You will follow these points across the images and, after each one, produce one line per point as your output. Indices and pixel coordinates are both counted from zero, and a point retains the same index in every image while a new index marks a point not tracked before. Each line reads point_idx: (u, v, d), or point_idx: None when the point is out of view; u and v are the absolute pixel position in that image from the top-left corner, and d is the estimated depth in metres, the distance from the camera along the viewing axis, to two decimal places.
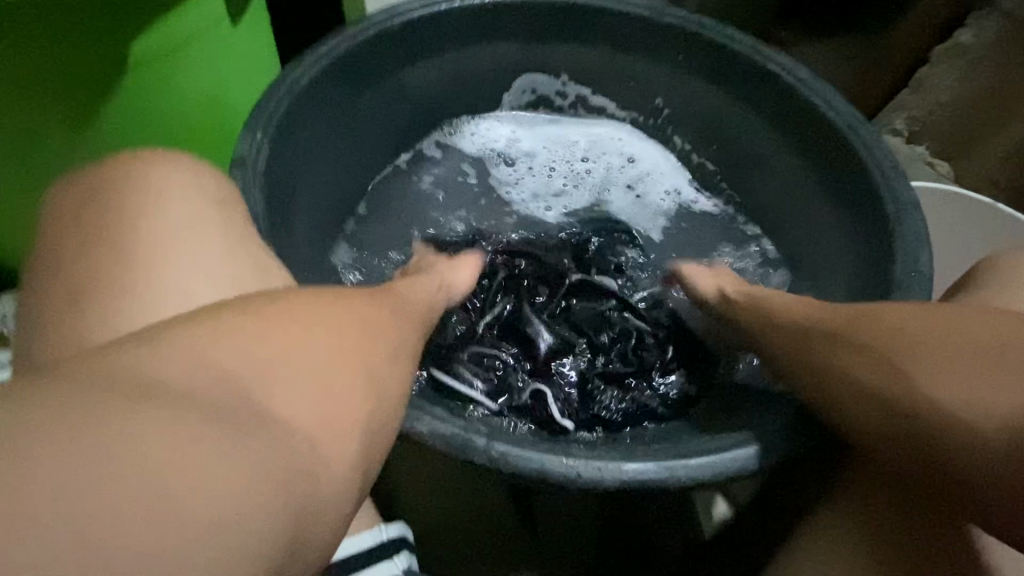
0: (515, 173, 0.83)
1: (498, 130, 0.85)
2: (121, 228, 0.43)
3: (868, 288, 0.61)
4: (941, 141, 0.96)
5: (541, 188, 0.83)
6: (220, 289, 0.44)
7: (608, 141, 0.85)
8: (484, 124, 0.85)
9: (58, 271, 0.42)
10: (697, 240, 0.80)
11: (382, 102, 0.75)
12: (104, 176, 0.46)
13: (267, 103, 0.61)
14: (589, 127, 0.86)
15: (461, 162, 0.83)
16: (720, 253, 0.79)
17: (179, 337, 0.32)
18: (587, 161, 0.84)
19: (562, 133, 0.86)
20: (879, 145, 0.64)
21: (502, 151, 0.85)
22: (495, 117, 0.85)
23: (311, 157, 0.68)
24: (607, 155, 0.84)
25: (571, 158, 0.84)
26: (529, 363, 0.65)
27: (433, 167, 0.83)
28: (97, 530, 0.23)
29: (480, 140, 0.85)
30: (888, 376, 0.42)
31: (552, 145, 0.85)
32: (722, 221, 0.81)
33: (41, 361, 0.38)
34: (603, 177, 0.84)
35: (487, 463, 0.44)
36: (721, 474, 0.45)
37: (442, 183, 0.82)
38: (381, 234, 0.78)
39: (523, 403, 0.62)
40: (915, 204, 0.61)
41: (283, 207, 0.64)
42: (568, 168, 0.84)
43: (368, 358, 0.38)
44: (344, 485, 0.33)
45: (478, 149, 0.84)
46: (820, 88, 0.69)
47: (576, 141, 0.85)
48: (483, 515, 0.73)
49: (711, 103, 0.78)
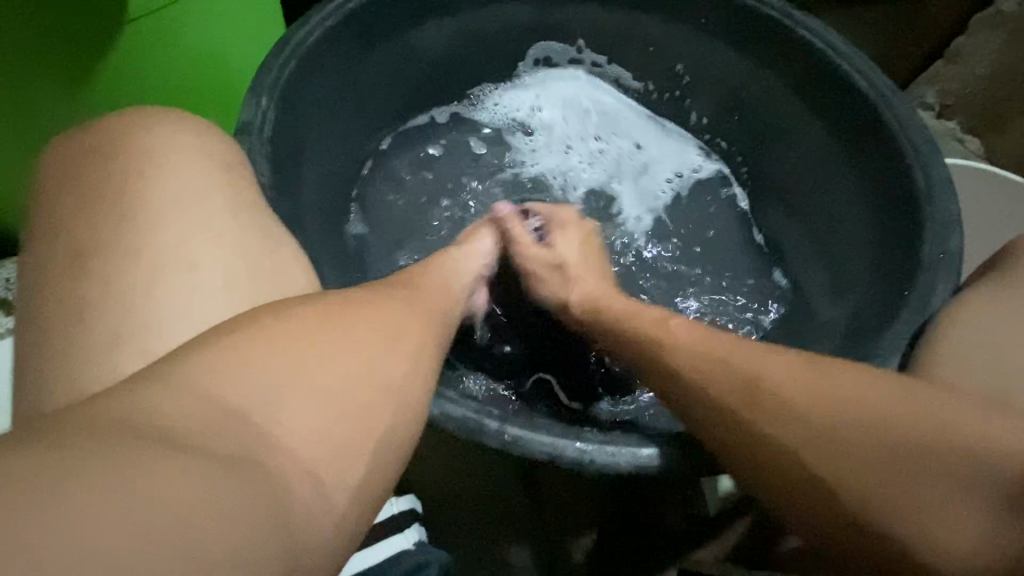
0: (529, 143, 0.82)
1: (523, 99, 0.83)
2: (124, 190, 0.42)
3: (896, 270, 0.59)
4: (972, 116, 0.93)
5: (551, 163, 0.81)
6: (225, 254, 0.43)
7: (621, 118, 0.83)
8: (508, 92, 0.83)
9: (58, 232, 0.41)
10: (707, 224, 0.79)
11: (393, 66, 0.72)
12: (108, 138, 0.45)
13: (273, 62, 0.58)
14: (605, 99, 0.83)
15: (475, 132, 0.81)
16: (730, 240, 0.78)
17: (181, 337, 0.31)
18: (602, 137, 0.83)
19: (581, 105, 0.83)
20: (913, 118, 0.61)
21: (521, 121, 0.82)
22: (509, 84, 0.83)
23: (323, 121, 0.65)
24: (622, 130, 0.83)
25: (588, 133, 0.83)
26: (527, 355, 0.63)
27: (446, 137, 0.80)
28: None
29: (503, 109, 0.83)
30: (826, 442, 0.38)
31: (566, 118, 0.83)
32: (731, 205, 0.80)
33: (41, 324, 0.38)
34: (616, 156, 0.82)
35: (500, 448, 0.42)
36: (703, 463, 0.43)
37: (460, 153, 0.80)
38: (392, 216, 0.74)
39: (528, 393, 0.61)
40: (946, 181, 0.58)
41: (293, 170, 0.60)
42: (584, 141, 0.82)
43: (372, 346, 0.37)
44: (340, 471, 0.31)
45: (491, 118, 0.82)
46: (854, 56, 0.65)
47: (596, 116, 0.83)
48: (494, 490, 0.73)
49: (733, 71, 0.74)
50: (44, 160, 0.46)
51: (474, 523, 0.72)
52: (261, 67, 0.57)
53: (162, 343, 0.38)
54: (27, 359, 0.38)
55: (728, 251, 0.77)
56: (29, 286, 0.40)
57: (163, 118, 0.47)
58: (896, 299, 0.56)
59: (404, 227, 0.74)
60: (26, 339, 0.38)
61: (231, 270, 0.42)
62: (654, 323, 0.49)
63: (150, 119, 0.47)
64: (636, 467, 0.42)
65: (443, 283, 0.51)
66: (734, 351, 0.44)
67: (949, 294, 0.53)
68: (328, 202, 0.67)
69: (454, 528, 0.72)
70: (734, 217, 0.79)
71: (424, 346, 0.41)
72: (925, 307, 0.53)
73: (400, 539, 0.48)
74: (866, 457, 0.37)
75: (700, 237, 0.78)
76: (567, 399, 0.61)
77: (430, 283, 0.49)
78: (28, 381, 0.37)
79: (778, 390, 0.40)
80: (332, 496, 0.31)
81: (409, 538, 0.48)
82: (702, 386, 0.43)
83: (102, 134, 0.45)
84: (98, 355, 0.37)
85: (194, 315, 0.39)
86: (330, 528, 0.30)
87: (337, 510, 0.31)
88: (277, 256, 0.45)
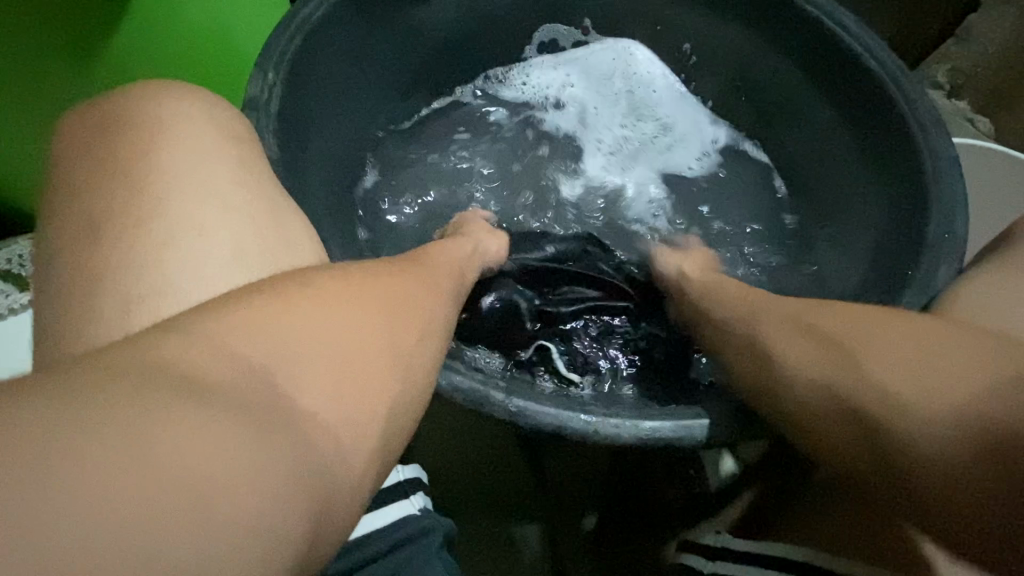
0: (553, 120, 0.83)
1: (550, 75, 0.83)
2: (134, 166, 0.43)
3: (899, 250, 0.59)
4: (982, 96, 0.92)
5: (565, 145, 0.81)
6: (236, 228, 0.43)
7: (651, 98, 0.82)
8: (533, 68, 0.83)
9: (70, 206, 0.42)
10: (726, 207, 0.78)
11: (398, 45, 0.72)
12: (117, 115, 0.45)
13: (280, 41, 0.58)
14: (623, 77, 0.82)
15: (495, 112, 0.82)
16: (746, 222, 0.77)
17: (196, 315, 0.32)
18: (628, 118, 0.83)
19: (610, 84, 0.83)
20: (922, 98, 0.61)
21: (546, 97, 0.83)
22: (526, 66, 0.83)
23: (329, 100, 0.66)
24: (639, 109, 0.82)
25: (614, 112, 0.83)
26: (555, 318, 0.64)
27: (463, 121, 0.81)
28: (101, 476, 0.23)
29: (527, 85, 0.83)
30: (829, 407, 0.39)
31: (584, 100, 0.83)
32: (754, 185, 0.79)
33: (57, 297, 0.39)
34: (642, 137, 0.82)
35: (507, 419, 0.43)
36: (714, 437, 0.44)
37: (480, 130, 0.81)
38: (412, 189, 0.77)
39: (530, 360, 0.60)
40: (953, 159, 0.58)
41: (300, 150, 0.61)
42: (609, 122, 0.82)
43: (381, 321, 0.38)
44: (353, 437, 0.32)
45: (508, 101, 0.83)
46: (863, 34, 0.64)
47: (623, 96, 0.83)
48: (497, 467, 0.75)
49: (742, 50, 0.74)
50: (56, 132, 0.46)
51: (477, 498, 0.74)
52: (268, 46, 0.57)
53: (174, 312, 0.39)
54: (43, 325, 0.38)
55: (743, 235, 0.77)
56: (45, 256, 0.41)
57: (170, 96, 0.47)
58: (899, 277, 0.56)
59: (422, 201, 0.76)
60: (42, 306, 0.39)
61: (239, 241, 0.43)
62: None
63: (159, 92, 0.47)
64: (640, 439, 0.43)
65: (453, 260, 0.51)
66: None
67: (954, 273, 0.53)
68: (335, 180, 0.67)
69: (458, 502, 0.73)
70: (761, 196, 0.78)
71: (431, 323, 0.41)
72: (929, 286, 0.52)
73: (404, 504, 0.44)
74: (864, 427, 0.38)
75: (715, 219, 0.77)
76: (567, 369, 0.60)
77: (438, 260, 0.49)
78: (47, 351, 0.38)
79: None
80: (347, 457, 0.32)
81: (415, 504, 0.44)
82: None
83: (111, 112, 0.46)
84: (112, 322, 0.37)
85: (208, 287, 0.40)
86: (341, 491, 0.31)
87: (351, 474, 0.32)
88: (287, 231, 0.46)
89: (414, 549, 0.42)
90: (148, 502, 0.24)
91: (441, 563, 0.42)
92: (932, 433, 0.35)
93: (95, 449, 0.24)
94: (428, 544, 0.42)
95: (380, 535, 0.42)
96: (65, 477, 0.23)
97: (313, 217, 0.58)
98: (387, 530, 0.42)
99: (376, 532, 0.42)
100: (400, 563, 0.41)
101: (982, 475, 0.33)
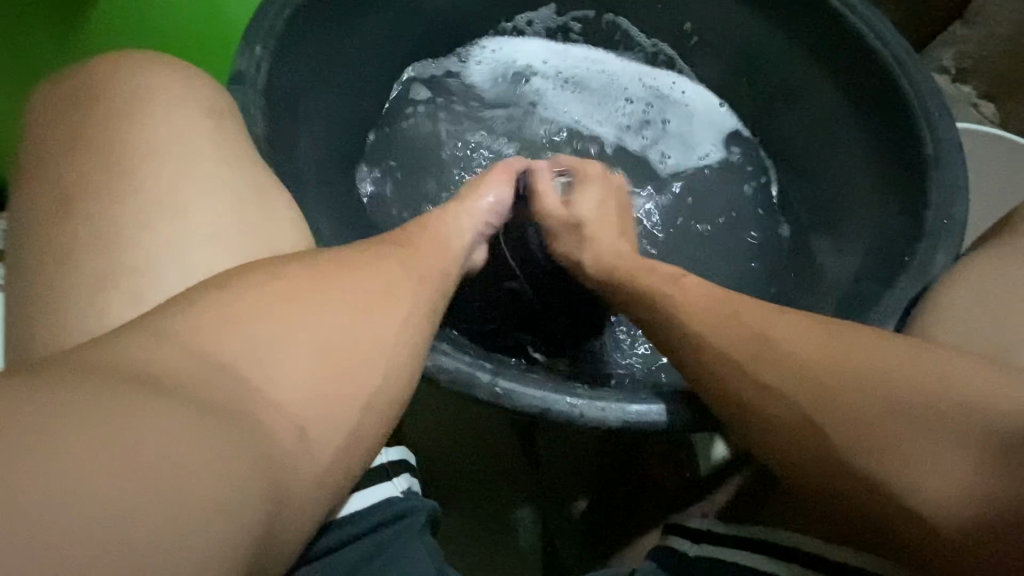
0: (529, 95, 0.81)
1: (521, 51, 0.82)
2: (108, 139, 0.42)
3: (897, 236, 0.58)
4: (990, 80, 0.90)
5: (548, 116, 0.79)
6: (217, 208, 0.42)
7: (627, 77, 0.82)
8: (500, 47, 0.81)
9: (45, 179, 0.41)
10: (711, 183, 0.77)
11: (389, 19, 0.70)
12: (93, 86, 0.44)
13: (267, 13, 0.55)
14: (610, 65, 0.82)
15: (467, 88, 0.80)
16: (726, 206, 0.76)
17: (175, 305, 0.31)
18: (606, 93, 0.81)
19: (582, 63, 0.82)
20: (928, 80, 0.58)
21: (518, 72, 0.81)
22: (508, 45, 0.81)
23: (317, 77, 0.63)
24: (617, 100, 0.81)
25: (592, 88, 0.81)
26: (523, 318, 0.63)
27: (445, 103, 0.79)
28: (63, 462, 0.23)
29: (497, 60, 0.81)
30: (815, 402, 0.38)
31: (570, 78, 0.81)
32: (740, 181, 0.77)
33: (32, 274, 0.38)
34: (621, 112, 0.81)
35: (491, 400, 0.43)
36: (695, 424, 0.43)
37: (453, 106, 0.79)
38: (388, 172, 0.74)
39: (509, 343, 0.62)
40: (957, 144, 0.56)
41: (288, 126, 0.59)
42: (587, 98, 0.81)
43: (367, 314, 0.37)
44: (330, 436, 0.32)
45: (498, 95, 0.80)
46: (869, 13, 0.61)
47: (597, 74, 0.82)
48: (486, 446, 0.75)
49: (744, 28, 0.72)
50: (30, 107, 0.45)
51: (466, 477, 0.74)
52: (257, 17, 0.55)
53: (151, 284, 0.38)
54: (19, 298, 0.38)
55: (725, 226, 0.75)
56: (21, 231, 0.40)
57: (145, 68, 0.46)
58: (896, 264, 0.55)
59: (405, 184, 0.73)
60: (20, 280, 0.38)
61: (218, 218, 0.42)
62: (645, 288, 0.49)
63: (138, 64, 0.46)
64: (626, 423, 0.43)
65: (437, 234, 0.50)
66: (729, 314, 0.43)
67: (951, 261, 0.52)
68: (324, 157, 0.66)
69: (449, 487, 0.73)
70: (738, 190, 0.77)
71: (408, 305, 0.40)
72: (925, 273, 0.51)
73: (388, 485, 0.44)
74: (850, 420, 0.37)
75: (705, 197, 0.77)
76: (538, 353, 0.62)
77: (415, 239, 0.47)
78: (23, 323, 0.37)
79: (776, 360, 0.40)
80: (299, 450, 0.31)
81: (398, 486, 0.45)
82: (701, 344, 0.43)
83: (86, 83, 0.45)
84: (88, 297, 0.37)
85: (190, 263, 0.40)
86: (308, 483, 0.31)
87: (323, 459, 0.32)
88: (272, 210, 0.44)
89: (394, 531, 0.41)
90: (114, 484, 0.23)
91: (423, 546, 0.42)
92: (914, 448, 0.35)
93: (46, 444, 0.23)
94: (412, 524, 0.43)
95: (366, 514, 0.41)
96: (11, 470, 0.22)
97: (299, 196, 0.57)
98: (374, 509, 0.42)
99: (362, 511, 0.41)
100: (380, 543, 0.41)
101: (952, 462, 0.35)
